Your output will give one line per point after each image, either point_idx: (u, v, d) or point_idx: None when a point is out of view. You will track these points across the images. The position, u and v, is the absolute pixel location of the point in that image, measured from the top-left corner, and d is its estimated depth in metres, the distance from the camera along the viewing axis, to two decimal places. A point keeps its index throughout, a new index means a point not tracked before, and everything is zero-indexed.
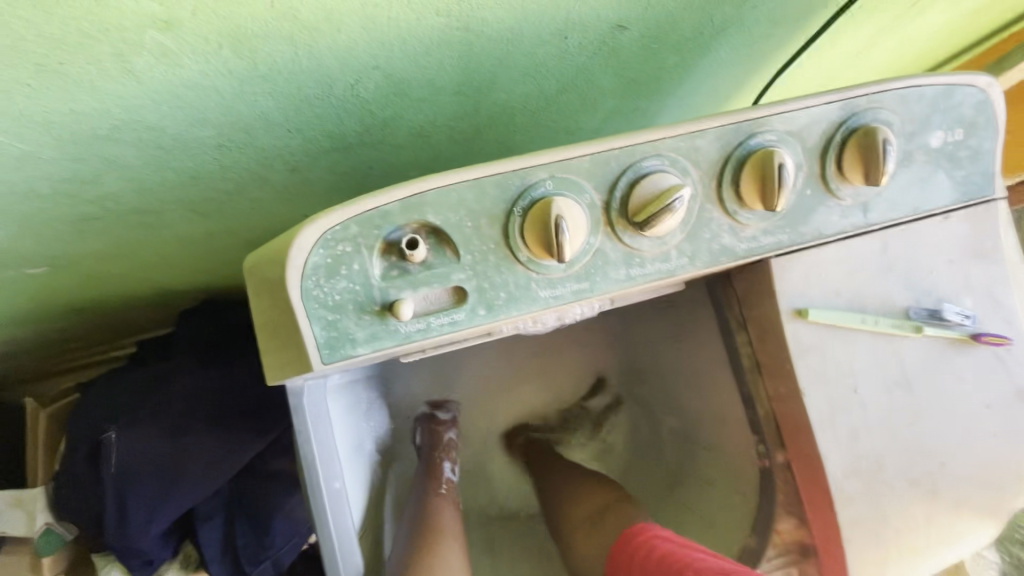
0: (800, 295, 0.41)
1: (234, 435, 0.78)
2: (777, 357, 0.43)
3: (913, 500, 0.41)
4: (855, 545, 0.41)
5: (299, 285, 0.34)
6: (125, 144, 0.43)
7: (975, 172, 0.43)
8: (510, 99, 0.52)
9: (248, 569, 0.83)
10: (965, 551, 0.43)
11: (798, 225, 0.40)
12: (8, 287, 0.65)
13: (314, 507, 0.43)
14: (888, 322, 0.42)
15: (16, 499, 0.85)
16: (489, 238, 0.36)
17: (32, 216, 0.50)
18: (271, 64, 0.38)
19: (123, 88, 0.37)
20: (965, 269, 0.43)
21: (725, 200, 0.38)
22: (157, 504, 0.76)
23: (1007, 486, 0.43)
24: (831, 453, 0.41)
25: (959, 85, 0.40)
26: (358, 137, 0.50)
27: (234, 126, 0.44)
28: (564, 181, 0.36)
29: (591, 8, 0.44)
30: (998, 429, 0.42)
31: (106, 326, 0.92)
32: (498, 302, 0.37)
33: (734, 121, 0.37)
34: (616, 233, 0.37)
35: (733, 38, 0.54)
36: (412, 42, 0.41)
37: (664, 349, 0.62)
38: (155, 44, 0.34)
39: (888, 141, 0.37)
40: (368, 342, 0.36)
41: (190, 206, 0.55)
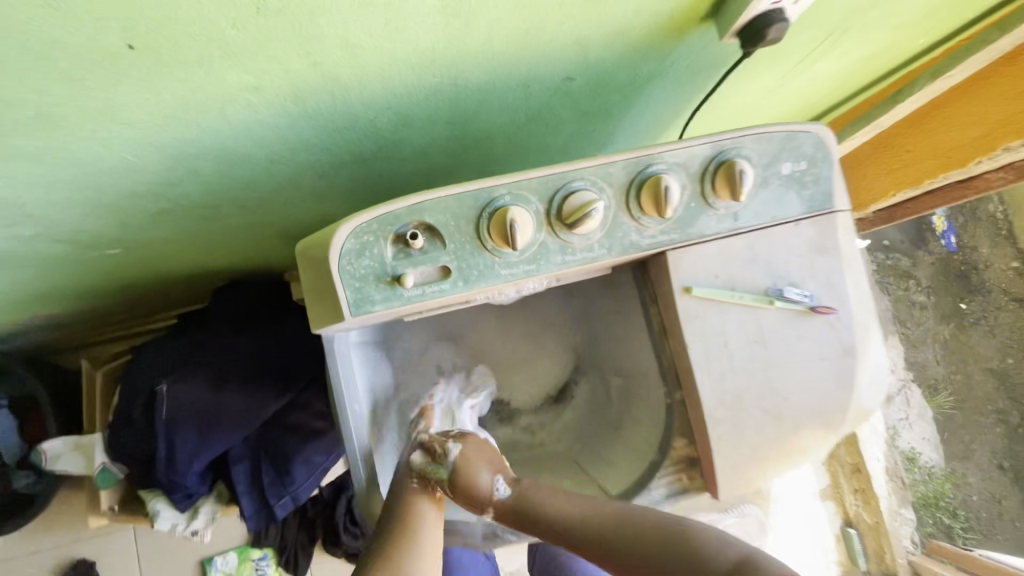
0: (688, 277, 0.58)
1: (263, 392, 0.95)
2: (673, 321, 0.60)
3: (763, 422, 0.59)
4: (721, 451, 0.59)
5: (337, 263, 0.51)
6: (206, 160, 0.58)
7: (819, 191, 0.59)
8: (490, 126, 0.68)
9: (272, 502, 1.00)
10: (803, 459, 0.61)
11: (686, 228, 0.57)
12: (87, 265, 0.80)
13: (342, 421, 0.62)
14: (751, 297, 0.59)
15: (78, 443, 1.00)
16: (466, 233, 0.53)
17: (126, 213, 0.65)
18: (318, 108, 0.54)
19: (216, 126, 0.52)
20: (811, 261, 0.60)
21: (631, 209, 0.55)
22: (199, 445, 0.93)
23: (833, 414, 0.60)
24: (704, 387, 0.58)
25: (800, 131, 0.56)
26: (373, 153, 0.66)
27: (285, 148, 0.60)
28: (518, 195, 0.53)
29: (546, 69, 0.59)
30: (830, 374, 0.60)
31: (148, 300, 1.07)
32: (472, 277, 0.54)
33: (636, 156, 0.54)
34: (554, 231, 0.54)
35: (663, 81, 0.70)
36: (415, 93, 0.56)
37: (610, 323, 0.79)
38: (245, 100, 0.49)
39: (743, 171, 0.54)
40: (383, 303, 0.53)
41: (240, 203, 0.71)
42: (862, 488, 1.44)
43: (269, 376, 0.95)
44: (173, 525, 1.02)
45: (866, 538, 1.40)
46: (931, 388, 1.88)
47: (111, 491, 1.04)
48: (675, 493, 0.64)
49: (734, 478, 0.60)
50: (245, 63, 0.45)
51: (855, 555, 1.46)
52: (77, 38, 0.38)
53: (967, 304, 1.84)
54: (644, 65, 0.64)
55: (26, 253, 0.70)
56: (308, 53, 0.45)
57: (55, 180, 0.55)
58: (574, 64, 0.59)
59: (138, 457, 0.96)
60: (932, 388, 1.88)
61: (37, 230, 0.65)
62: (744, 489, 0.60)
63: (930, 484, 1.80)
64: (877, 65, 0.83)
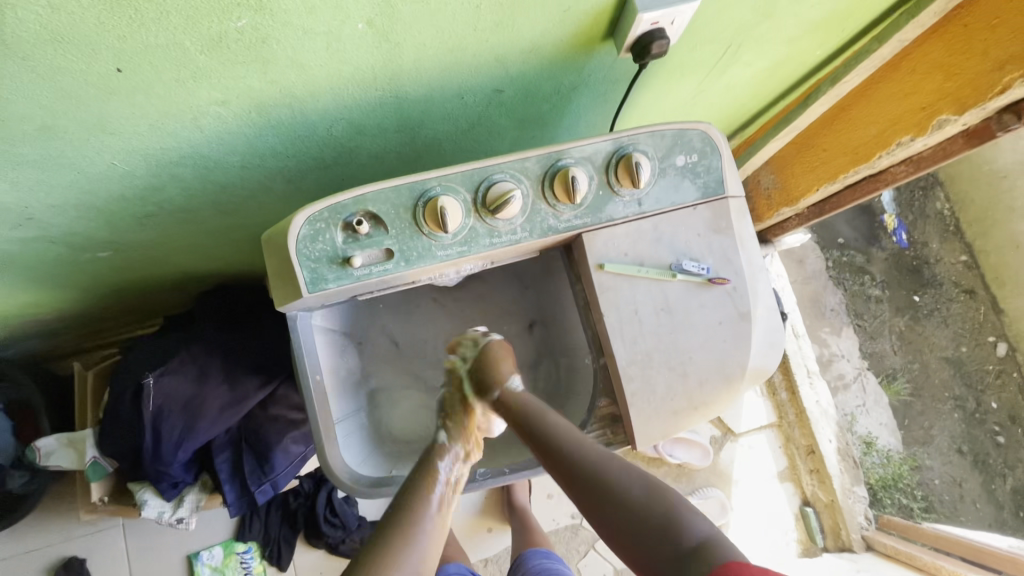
0: (601, 255, 0.68)
1: (244, 384, 1.02)
2: (591, 294, 0.69)
3: (670, 378, 0.69)
4: (636, 404, 0.68)
5: (294, 246, 0.60)
6: (186, 166, 0.67)
7: (711, 180, 0.69)
8: (435, 134, 0.77)
9: (253, 489, 1.07)
10: (706, 410, 0.71)
11: (596, 213, 0.67)
12: (80, 267, 0.88)
13: (305, 391, 0.70)
14: (656, 272, 0.68)
15: (69, 440, 1.07)
16: (405, 220, 0.63)
17: (116, 216, 0.74)
18: (279, 119, 0.63)
19: (191, 135, 0.62)
20: (708, 239, 0.70)
21: (546, 197, 0.65)
22: (184, 435, 1.00)
23: (732, 371, 0.70)
24: (619, 349, 0.68)
25: (688, 129, 0.67)
26: (333, 158, 0.76)
27: (254, 154, 0.69)
28: (448, 187, 0.63)
29: (476, 82, 0.68)
30: (727, 335, 0.70)
31: (137, 305, 1.15)
32: (412, 258, 0.64)
33: (548, 152, 0.64)
34: (481, 217, 0.64)
35: (588, 92, 0.79)
36: (361, 105, 0.65)
37: (553, 307, 0.87)
38: (215, 112, 0.59)
39: (639, 163, 0.64)
40: (336, 281, 0.62)
41: (218, 206, 0.80)
42: (816, 469, 1.48)
43: (248, 369, 1.03)
44: (159, 513, 1.10)
45: (822, 516, 1.47)
46: (888, 377, 1.78)
47: (102, 484, 1.10)
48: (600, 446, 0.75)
49: (648, 427, 0.70)
50: (214, 81, 0.54)
51: (813, 533, 1.45)
52: (75, 64, 0.48)
53: (920, 296, 1.84)
54: (566, 77, 0.73)
55: (24, 255, 0.79)
56: (264, 73, 0.55)
57: (54, 185, 0.64)
58: (499, 77, 0.69)
59: (124, 451, 1.02)
60: (889, 377, 1.78)
61: (36, 232, 0.73)
62: (657, 437, 0.70)
63: (889, 468, 1.68)
64: (783, 74, 0.94)
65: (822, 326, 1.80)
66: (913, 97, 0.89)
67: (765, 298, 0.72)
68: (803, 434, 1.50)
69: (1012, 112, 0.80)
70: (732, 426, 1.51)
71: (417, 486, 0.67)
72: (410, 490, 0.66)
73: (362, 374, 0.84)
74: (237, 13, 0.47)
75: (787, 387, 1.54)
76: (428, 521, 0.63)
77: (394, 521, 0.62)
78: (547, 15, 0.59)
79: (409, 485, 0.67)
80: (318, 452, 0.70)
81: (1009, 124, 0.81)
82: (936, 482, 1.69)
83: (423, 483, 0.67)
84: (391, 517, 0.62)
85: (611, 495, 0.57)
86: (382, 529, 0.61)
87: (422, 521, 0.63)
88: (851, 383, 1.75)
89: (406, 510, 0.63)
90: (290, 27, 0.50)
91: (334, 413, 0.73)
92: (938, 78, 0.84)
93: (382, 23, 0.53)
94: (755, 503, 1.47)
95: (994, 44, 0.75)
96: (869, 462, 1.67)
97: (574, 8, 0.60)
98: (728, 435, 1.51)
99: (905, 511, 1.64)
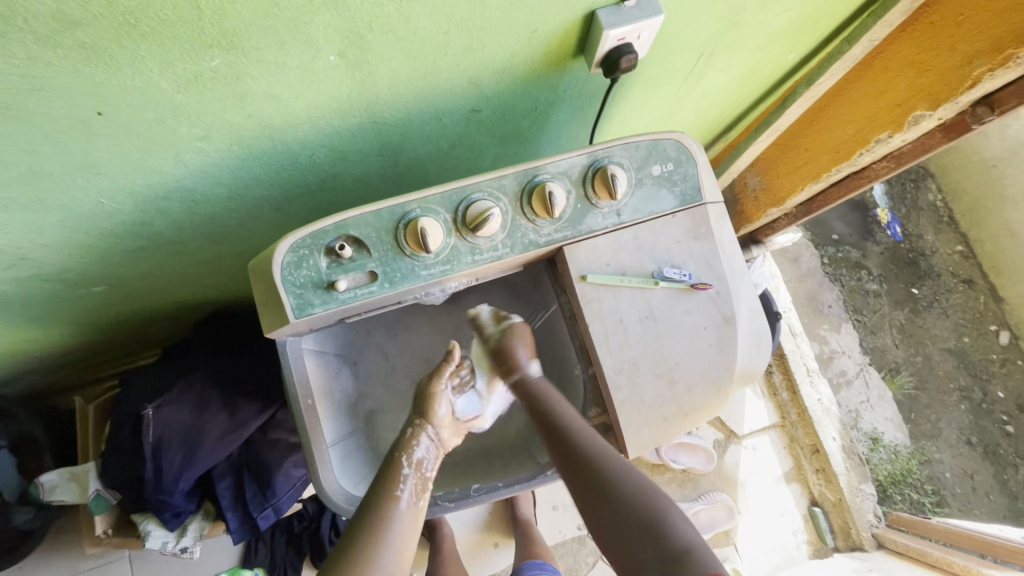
0: (583, 267, 0.69)
1: (243, 410, 1.02)
2: (576, 305, 0.70)
3: (658, 384, 0.69)
4: (626, 413, 0.69)
5: (279, 273, 0.61)
6: (173, 200, 0.69)
7: (688, 187, 0.70)
8: (417, 156, 0.78)
9: (255, 513, 1.07)
10: (696, 415, 0.71)
11: (576, 226, 0.68)
12: (75, 302, 0.89)
13: (297, 415, 0.71)
14: (638, 280, 0.69)
15: (71, 474, 1.08)
16: (387, 242, 0.64)
17: (107, 252, 0.76)
18: (260, 150, 0.65)
19: (175, 170, 0.63)
20: (689, 246, 0.70)
21: (526, 213, 0.66)
22: (185, 465, 1.00)
23: (719, 374, 0.70)
24: (605, 359, 0.69)
25: (662, 139, 0.68)
26: (318, 185, 0.77)
27: (238, 186, 0.71)
28: (427, 208, 0.64)
29: (452, 104, 0.69)
30: (713, 339, 0.70)
31: (136, 336, 1.16)
32: (397, 279, 0.65)
33: (524, 169, 0.65)
34: (462, 235, 0.65)
35: (565, 108, 0.80)
36: (341, 133, 0.67)
37: (541, 319, 0.87)
38: (197, 147, 0.61)
39: (614, 175, 0.65)
40: (322, 305, 0.63)
41: (208, 236, 0.81)
42: (822, 468, 1.47)
43: (246, 395, 1.03)
44: (163, 543, 1.10)
45: (831, 516, 1.46)
46: (891, 371, 1.76)
47: (105, 517, 1.11)
48: None
49: (639, 435, 0.70)
50: (193, 118, 0.56)
51: (823, 534, 1.43)
52: (57, 110, 0.50)
53: (919, 289, 1.83)
54: (541, 95, 0.75)
55: (21, 293, 0.80)
56: (242, 107, 0.57)
57: (45, 225, 0.66)
58: (475, 98, 0.70)
59: (126, 482, 1.03)
60: (892, 371, 1.77)
61: (30, 271, 0.75)
62: (648, 445, 0.71)
63: (897, 464, 1.66)
64: (758, 79, 0.96)
65: (821, 323, 1.79)
66: (887, 95, 0.91)
67: (748, 300, 0.73)
68: (807, 433, 1.49)
69: (985, 104, 0.81)
70: (735, 429, 1.51)
71: (385, 488, 0.69)
72: (376, 489, 0.69)
73: (356, 395, 0.84)
74: (209, 54, 0.49)
75: (788, 387, 1.54)
76: (397, 523, 0.67)
77: (363, 527, 0.65)
78: (515, 37, 0.61)
79: (376, 488, 0.69)
80: (312, 476, 0.71)
81: (984, 116, 0.82)
82: (947, 476, 1.67)
83: (390, 482, 0.69)
84: (361, 515, 0.66)
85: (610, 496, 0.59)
86: (354, 529, 0.65)
87: (392, 522, 0.66)
88: (853, 379, 1.74)
89: (374, 514, 0.66)
90: (263, 63, 0.52)
91: (327, 436, 0.74)
92: (910, 74, 0.85)
93: (353, 55, 0.55)
94: (762, 505, 1.46)
95: (961, 39, 0.76)
96: (877, 459, 1.66)
97: (541, 29, 0.61)
98: (731, 438, 1.50)
99: (916, 506, 1.62)
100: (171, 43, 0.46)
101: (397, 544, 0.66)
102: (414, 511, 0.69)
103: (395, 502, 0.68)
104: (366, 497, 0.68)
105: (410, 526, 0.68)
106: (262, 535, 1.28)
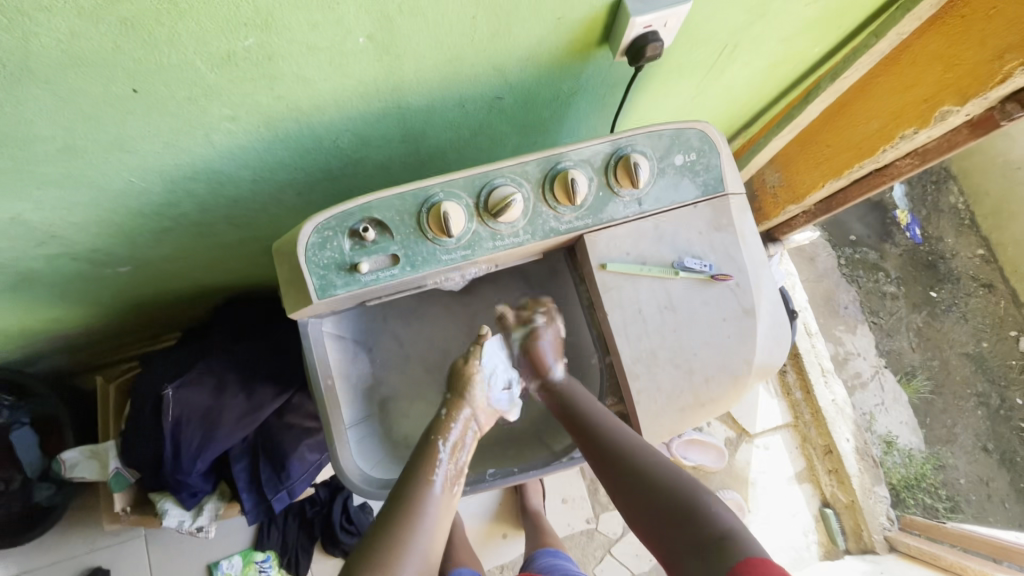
0: (603, 255, 0.69)
1: (260, 394, 1.04)
2: (595, 293, 0.70)
3: (676, 374, 0.69)
4: (643, 402, 0.69)
5: (304, 253, 0.62)
6: (200, 181, 0.70)
7: (710, 178, 0.70)
8: (439, 143, 0.79)
9: (269, 495, 1.08)
10: (713, 405, 0.71)
11: (597, 214, 0.69)
12: (100, 282, 0.91)
13: (316, 396, 0.72)
14: (659, 270, 0.69)
15: (92, 451, 1.10)
16: (410, 226, 0.64)
17: (134, 231, 0.77)
18: (287, 132, 0.66)
19: (203, 150, 0.64)
20: (710, 236, 0.70)
21: (547, 200, 0.67)
22: (203, 444, 1.02)
23: (737, 365, 0.70)
24: (623, 348, 0.69)
25: (686, 128, 0.68)
26: (341, 170, 0.78)
27: (263, 168, 0.71)
28: (450, 193, 0.65)
29: (476, 90, 0.70)
30: (731, 331, 0.70)
31: (156, 319, 1.18)
32: (418, 263, 0.66)
33: (547, 156, 0.66)
34: (484, 221, 0.66)
35: (587, 97, 0.80)
36: (365, 117, 0.68)
37: (557, 308, 0.87)
38: (226, 128, 0.62)
39: (638, 163, 0.65)
40: (344, 287, 0.64)
41: (231, 219, 0.82)
42: (835, 470, 1.46)
43: (263, 380, 1.04)
44: (179, 522, 1.12)
45: (842, 517, 1.44)
46: (907, 375, 1.74)
47: (124, 494, 1.13)
48: None
49: (655, 425, 0.70)
50: (223, 97, 0.57)
51: (834, 535, 1.42)
52: (93, 86, 0.51)
53: (937, 292, 1.81)
54: (564, 83, 0.75)
55: (49, 271, 0.82)
56: (272, 88, 0.58)
57: (77, 202, 0.67)
58: (499, 85, 0.70)
59: (146, 461, 1.05)
60: (908, 375, 1.74)
61: (60, 249, 0.76)
62: (665, 435, 0.71)
63: (911, 468, 1.64)
64: (783, 72, 0.95)
65: (837, 324, 1.77)
66: (914, 90, 0.89)
67: (769, 293, 0.72)
68: (820, 433, 1.48)
69: (1014, 100, 0.79)
70: (747, 427, 1.50)
71: (420, 471, 0.67)
72: (410, 471, 0.68)
73: (372, 381, 0.85)
74: (244, 33, 0.50)
75: (802, 387, 1.53)
76: (431, 507, 0.65)
77: (397, 509, 0.63)
78: (541, 24, 0.61)
79: (411, 471, 0.68)
80: (330, 455, 0.73)
81: (1012, 113, 0.80)
82: (963, 482, 1.65)
83: (424, 464, 0.68)
84: (397, 495, 0.65)
85: (648, 482, 0.60)
86: (389, 511, 0.64)
87: (426, 508, 0.64)
88: (868, 382, 1.72)
89: (410, 494, 0.65)
90: (294, 44, 0.53)
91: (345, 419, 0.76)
92: (939, 69, 0.84)
93: (382, 37, 0.55)
94: (773, 505, 1.45)
95: (992, 33, 0.75)
96: (890, 462, 1.64)
97: (568, 16, 0.62)
98: (743, 436, 1.49)
99: (930, 512, 1.60)
100: (207, 21, 0.47)
101: (430, 529, 0.63)
102: (448, 496, 0.68)
103: (429, 488, 0.66)
104: (399, 481, 0.67)
105: (444, 511, 0.66)
106: (275, 518, 1.30)
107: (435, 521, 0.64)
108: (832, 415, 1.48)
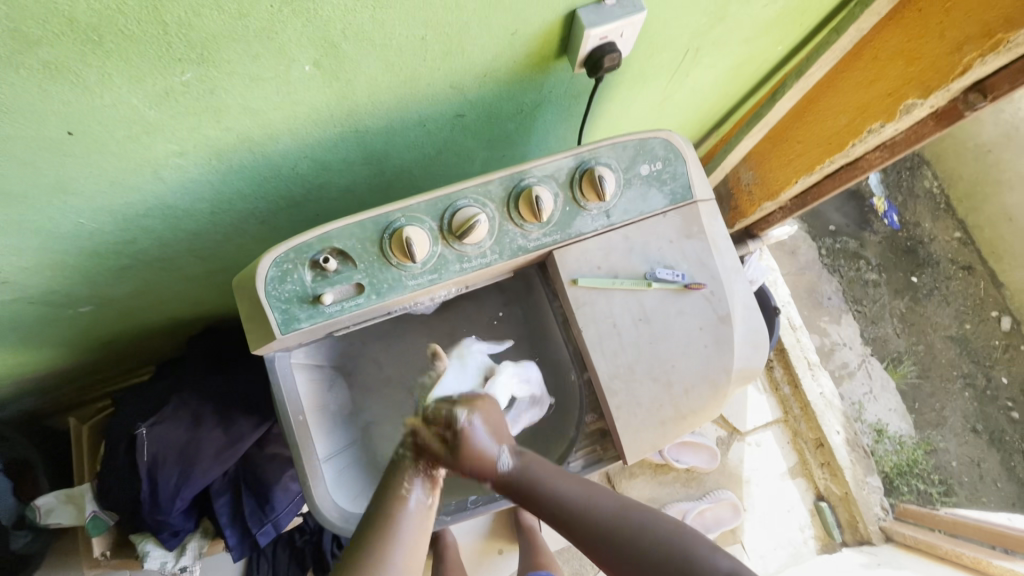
0: (574, 271, 0.67)
1: (238, 427, 1.00)
2: (569, 309, 0.69)
3: (654, 386, 0.68)
4: (623, 418, 0.68)
5: (263, 288, 0.60)
6: (154, 218, 0.68)
7: (677, 186, 0.69)
8: (402, 163, 0.77)
9: (253, 530, 1.06)
10: (692, 415, 0.69)
11: (565, 230, 0.67)
12: (61, 323, 0.87)
13: (286, 433, 0.69)
14: (631, 282, 0.68)
15: (68, 496, 1.07)
16: (373, 253, 0.63)
17: (93, 272, 0.75)
18: (240, 163, 0.64)
19: (152, 187, 0.62)
20: (681, 245, 0.69)
21: (514, 218, 0.65)
22: (181, 482, 0.97)
23: (714, 372, 0.69)
24: (599, 363, 0.67)
25: (650, 138, 0.67)
26: (303, 197, 0.75)
27: (220, 201, 0.69)
28: (412, 217, 0.63)
29: (435, 109, 0.68)
30: (707, 339, 0.69)
31: (128, 354, 1.15)
32: (384, 290, 0.64)
33: (510, 173, 0.64)
34: (449, 243, 0.64)
35: (550, 109, 0.79)
36: (321, 143, 0.66)
37: (534, 320, 0.85)
38: (175, 164, 0.60)
39: (603, 176, 0.64)
40: (308, 319, 0.62)
41: (193, 253, 0.80)
42: (827, 462, 1.46)
43: (240, 411, 1.01)
44: (162, 563, 1.09)
45: (838, 510, 1.44)
46: (893, 361, 1.74)
47: (103, 538, 1.10)
48: (590, 462, 0.75)
49: (637, 440, 0.69)
50: (168, 134, 0.55)
51: (830, 529, 1.41)
52: (25, 131, 0.49)
53: (918, 277, 1.81)
54: (526, 97, 0.73)
55: (4, 317, 0.79)
56: (218, 120, 0.56)
57: (25, 248, 0.65)
58: (458, 103, 0.69)
59: (121, 503, 1.01)
60: (894, 361, 1.74)
61: (13, 294, 0.74)
62: (648, 449, 0.69)
63: (903, 455, 1.64)
64: (748, 71, 0.94)
65: (821, 316, 1.77)
66: (878, 84, 0.89)
67: (744, 298, 0.71)
68: (810, 427, 1.48)
69: (976, 91, 0.80)
70: (737, 425, 1.49)
71: (391, 490, 0.66)
72: (384, 488, 0.66)
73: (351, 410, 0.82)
74: (180, 68, 0.48)
75: (789, 381, 1.53)
76: (407, 523, 0.64)
77: (372, 524, 0.63)
78: (495, 40, 0.60)
79: (383, 489, 0.67)
80: (305, 495, 0.70)
81: (976, 103, 0.81)
82: (954, 465, 1.66)
83: (397, 486, 0.66)
84: (366, 523, 0.63)
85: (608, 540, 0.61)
86: (362, 528, 0.63)
87: (400, 524, 0.63)
88: (856, 371, 1.72)
89: (384, 511, 0.64)
90: (235, 76, 0.51)
91: (319, 455, 0.72)
92: (901, 63, 0.84)
93: (329, 64, 0.54)
94: (767, 502, 1.44)
95: (950, 26, 0.75)
96: (882, 450, 1.63)
97: (521, 31, 0.60)
98: (734, 435, 1.49)
99: (924, 497, 1.60)
100: (137, 59, 0.45)
101: (407, 544, 0.62)
102: (425, 510, 0.66)
103: (404, 503, 0.65)
104: (375, 496, 0.66)
105: (420, 526, 0.65)
106: (263, 550, 1.26)
107: (412, 533, 0.64)
108: (820, 407, 1.48)
